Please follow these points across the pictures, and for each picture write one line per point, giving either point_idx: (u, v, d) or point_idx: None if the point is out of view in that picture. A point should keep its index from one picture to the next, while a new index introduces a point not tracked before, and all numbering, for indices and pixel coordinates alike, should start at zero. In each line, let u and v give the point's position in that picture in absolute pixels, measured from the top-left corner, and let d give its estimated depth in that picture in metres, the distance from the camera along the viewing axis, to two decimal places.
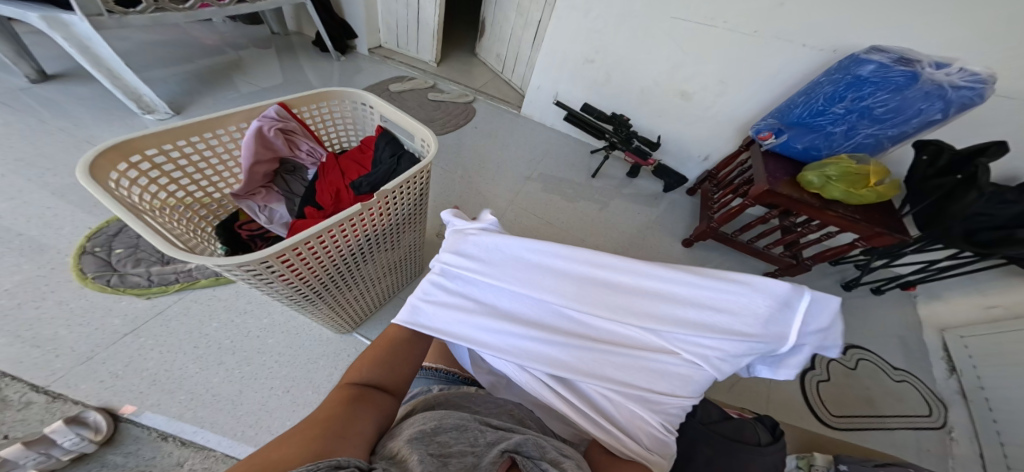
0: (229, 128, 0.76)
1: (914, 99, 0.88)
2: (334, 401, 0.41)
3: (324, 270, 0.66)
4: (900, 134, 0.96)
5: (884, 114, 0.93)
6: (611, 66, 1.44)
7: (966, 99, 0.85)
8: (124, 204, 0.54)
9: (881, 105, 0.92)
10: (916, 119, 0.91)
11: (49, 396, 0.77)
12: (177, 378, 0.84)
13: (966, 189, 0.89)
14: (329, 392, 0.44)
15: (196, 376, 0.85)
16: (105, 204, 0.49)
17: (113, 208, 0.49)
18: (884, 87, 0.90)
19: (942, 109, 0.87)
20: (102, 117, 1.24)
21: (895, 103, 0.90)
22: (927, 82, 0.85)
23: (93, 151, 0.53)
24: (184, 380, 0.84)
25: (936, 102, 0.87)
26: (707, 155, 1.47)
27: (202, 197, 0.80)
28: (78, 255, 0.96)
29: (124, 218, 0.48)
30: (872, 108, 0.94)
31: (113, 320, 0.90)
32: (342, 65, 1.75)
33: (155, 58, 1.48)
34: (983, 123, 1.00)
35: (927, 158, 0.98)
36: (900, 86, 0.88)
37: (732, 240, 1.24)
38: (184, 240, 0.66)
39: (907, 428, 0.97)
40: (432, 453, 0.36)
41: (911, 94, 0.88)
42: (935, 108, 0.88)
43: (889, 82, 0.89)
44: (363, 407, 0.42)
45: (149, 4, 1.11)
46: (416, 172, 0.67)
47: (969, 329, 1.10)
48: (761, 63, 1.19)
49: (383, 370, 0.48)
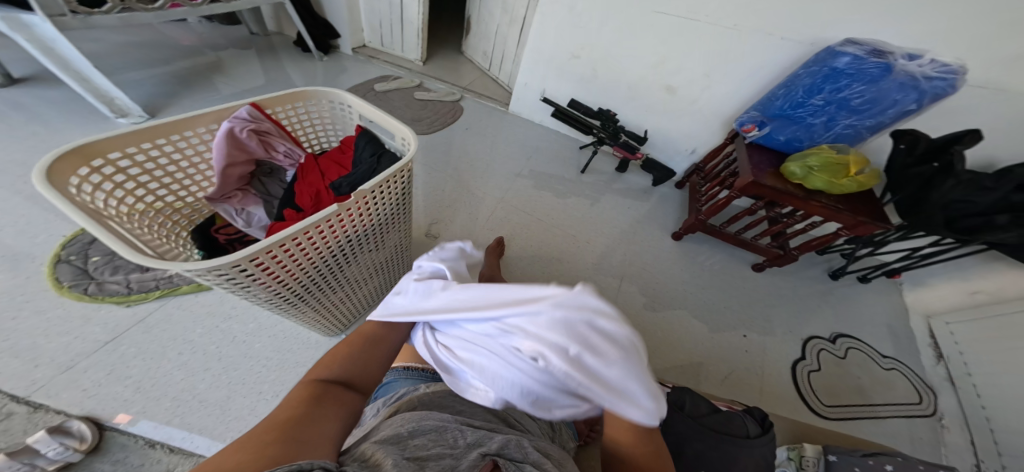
0: (198, 130, 0.74)
1: (889, 90, 0.89)
2: (297, 401, 0.38)
3: (303, 273, 0.64)
4: (878, 124, 0.97)
5: (861, 105, 0.94)
6: (597, 62, 1.43)
7: (939, 89, 0.86)
8: (85, 210, 0.52)
9: (858, 96, 0.93)
10: (893, 109, 0.92)
11: (30, 407, 0.75)
12: (161, 386, 0.82)
13: (944, 177, 0.92)
14: (292, 389, 0.40)
15: (181, 383, 0.83)
16: (65, 211, 0.47)
17: (71, 213, 0.47)
18: (860, 78, 0.91)
19: (916, 99, 0.89)
20: (75, 120, 1.20)
21: (871, 94, 0.92)
22: (901, 73, 0.87)
23: (49, 156, 0.51)
24: (169, 387, 0.82)
25: (911, 93, 0.88)
26: (694, 149, 1.48)
27: (174, 201, 0.78)
28: (53, 264, 0.93)
29: (87, 226, 0.47)
30: (850, 99, 0.94)
31: (92, 329, 0.87)
32: (325, 65, 1.73)
33: (130, 61, 1.45)
34: (959, 112, 1.01)
35: (904, 148, 1.00)
36: (875, 78, 0.90)
37: (720, 232, 1.24)
38: (154, 246, 0.64)
39: (898, 416, 0.98)
40: (408, 456, 0.35)
41: (886, 85, 0.89)
42: (910, 99, 0.89)
43: (864, 74, 0.91)
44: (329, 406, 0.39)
45: (115, 4, 1.07)
46: (394, 171, 0.65)
47: (955, 315, 1.11)
48: (743, 56, 1.19)
49: (350, 367, 0.46)
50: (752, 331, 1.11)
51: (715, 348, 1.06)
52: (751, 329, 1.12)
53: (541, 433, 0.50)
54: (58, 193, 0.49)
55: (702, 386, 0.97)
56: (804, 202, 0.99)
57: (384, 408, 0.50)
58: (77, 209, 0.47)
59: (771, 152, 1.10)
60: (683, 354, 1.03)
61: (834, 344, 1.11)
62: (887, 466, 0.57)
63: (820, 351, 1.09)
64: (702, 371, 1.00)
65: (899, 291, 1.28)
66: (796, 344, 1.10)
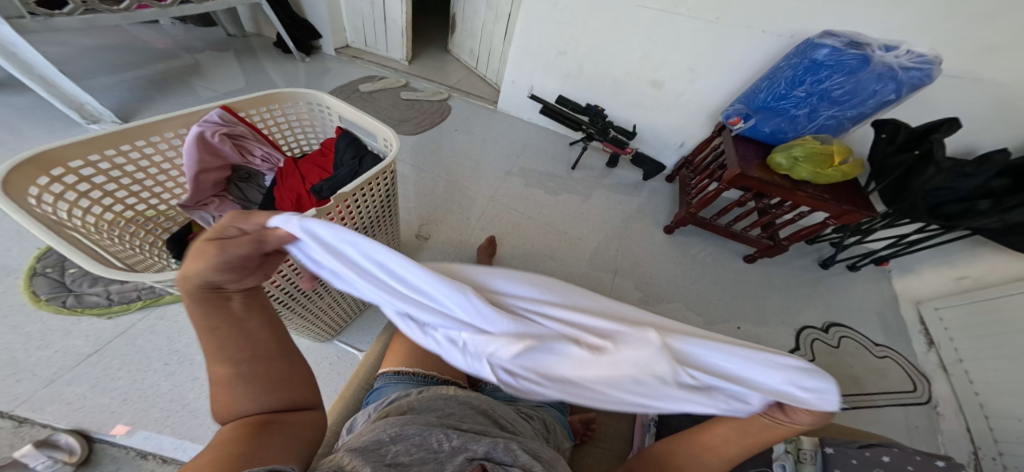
0: (165, 135, 0.71)
1: (867, 81, 0.89)
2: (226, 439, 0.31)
3: (285, 281, 0.62)
4: (859, 114, 0.97)
5: (841, 96, 0.94)
6: (582, 58, 1.42)
7: (916, 79, 0.87)
8: (44, 222, 0.49)
9: (839, 87, 0.93)
10: (872, 100, 0.92)
11: (15, 421, 0.72)
12: (149, 396, 0.79)
13: (925, 164, 0.91)
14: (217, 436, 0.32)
15: (170, 393, 0.80)
16: (23, 224, 0.45)
17: (28, 225, 0.44)
18: (839, 70, 0.91)
19: (895, 90, 0.89)
20: (43, 127, 1.15)
21: (851, 86, 0.91)
22: (879, 64, 0.87)
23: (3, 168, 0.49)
24: (157, 398, 0.79)
25: (889, 83, 0.88)
26: (682, 142, 1.47)
27: (146, 210, 0.75)
28: (29, 278, 0.89)
29: (49, 241, 0.44)
30: (830, 91, 0.94)
31: (74, 342, 0.83)
32: (308, 66, 1.69)
33: (104, 65, 1.40)
34: (939, 101, 1.03)
35: (886, 137, 0.99)
36: (854, 69, 0.89)
37: (710, 224, 1.24)
38: (123, 257, 0.61)
39: (893, 404, 0.98)
40: (388, 463, 0.33)
41: (864, 76, 0.89)
42: (889, 89, 0.89)
43: (843, 65, 0.90)
44: (273, 437, 0.32)
45: (78, 5, 1.03)
46: (376, 172, 0.63)
47: (943, 301, 1.12)
48: (726, 50, 1.18)
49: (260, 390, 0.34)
50: (747, 322, 1.11)
51: None
52: (745, 320, 1.12)
53: (537, 435, 0.49)
54: (14, 204, 0.46)
55: None
56: (790, 193, 0.99)
57: (375, 412, 0.48)
58: (35, 221, 0.45)
59: (757, 144, 1.11)
60: None
61: (827, 334, 1.11)
62: (884, 457, 0.57)
63: (814, 341, 1.09)
64: None
65: (888, 278, 1.29)
66: (790, 334, 1.10)
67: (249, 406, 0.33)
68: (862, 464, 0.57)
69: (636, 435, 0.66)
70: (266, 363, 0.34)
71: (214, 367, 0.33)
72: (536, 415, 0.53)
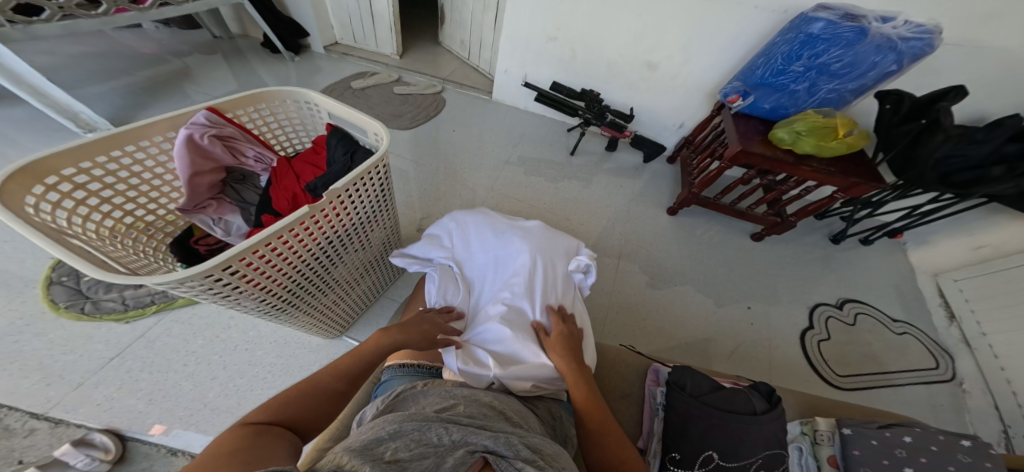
0: (154, 139, 0.69)
1: (866, 53, 0.86)
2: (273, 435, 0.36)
3: (291, 280, 0.60)
4: (860, 87, 0.93)
5: (841, 69, 0.90)
6: (575, 43, 1.37)
7: (916, 49, 0.83)
8: (44, 229, 0.47)
9: (837, 60, 0.89)
10: (873, 71, 0.88)
11: (51, 422, 0.73)
12: (173, 396, 0.79)
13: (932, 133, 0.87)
14: (253, 427, 0.36)
15: (192, 393, 0.80)
16: (24, 234, 0.42)
17: (29, 234, 0.42)
18: (836, 43, 0.87)
19: (896, 60, 0.85)
20: (42, 138, 1.15)
21: (850, 58, 0.88)
22: (877, 35, 0.83)
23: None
24: (181, 397, 0.79)
25: (889, 54, 0.84)
26: (681, 123, 1.44)
27: (145, 215, 0.74)
28: (46, 287, 0.88)
29: (42, 244, 0.42)
30: (829, 64, 0.90)
31: (96, 346, 0.83)
32: (298, 66, 1.67)
33: (98, 74, 1.40)
34: (945, 70, 0.98)
35: (890, 107, 0.94)
36: (851, 42, 0.86)
37: (714, 204, 1.20)
38: (127, 262, 0.59)
39: (917, 382, 0.96)
40: (385, 461, 0.31)
41: (862, 48, 0.85)
42: (889, 60, 0.85)
43: (840, 38, 0.86)
44: (284, 436, 0.37)
45: (54, 11, 1.00)
46: (368, 166, 0.61)
47: (961, 272, 1.09)
48: (721, 26, 1.14)
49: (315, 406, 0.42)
50: (757, 302, 1.09)
51: (724, 323, 1.04)
52: (756, 299, 1.10)
53: (540, 425, 0.47)
54: (15, 215, 0.45)
55: (713, 363, 0.96)
56: (794, 168, 0.95)
57: (382, 403, 0.45)
58: (33, 229, 0.43)
59: (758, 122, 1.05)
60: (689, 332, 1.01)
61: (842, 311, 1.08)
62: (905, 438, 0.54)
63: (829, 319, 1.06)
64: (710, 348, 0.99)
65: (903, 252, 1.25)
66: (804, 312, 1.08)
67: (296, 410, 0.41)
68: (882, 445, 0.54)
69: (644, 420, 0.63)
70: (345, 391, 0.46)
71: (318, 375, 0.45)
72: (541, 403, 0.53)
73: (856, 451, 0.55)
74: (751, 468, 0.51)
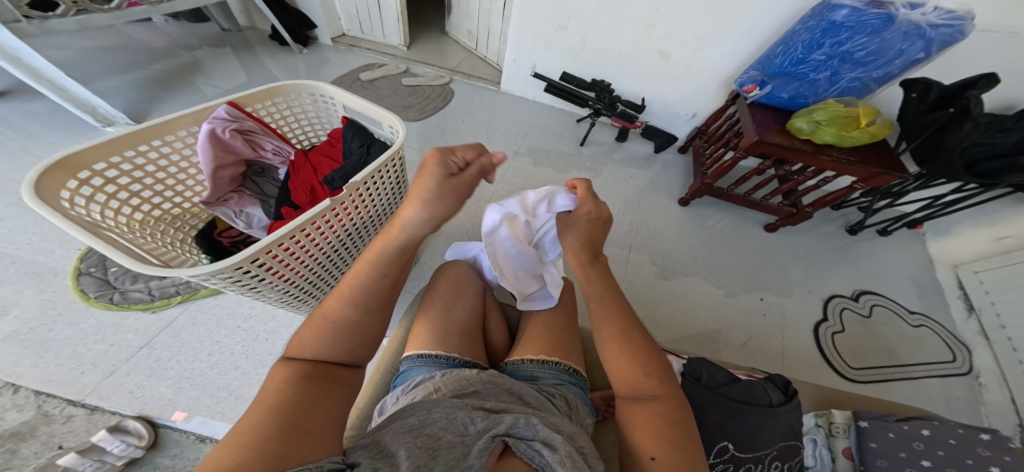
0: (179, 133, 0.70)
1: (892, 40, 0.83)
2: (300, 384, 0.35)
3: (312, 271, 0.61)
4: (886, 75, 0.91)
5: (864, 58, 0.87)
6: (586, 32, 1.34)
7: (946, 36, 0.80)
8: (82, 223, 0.48)
9: (861, 49, 0.86)
10: (899, 59, 0.86)
11: (87, 409, 0.76)
12: (199, 384, 0.81)
13: (960, 122, 0.84)
14: (273, 378, 0.36)
15: (217, 381, 0.82)
16: (64, 229, 0.43)
17: (71, 229, 0.43)
18: (860, 30, 0.84)
19: (924, 48, 0.82)
20: (59, 132, 1.17)
21: (875, 46, 0.85)
22: (904, 23, 0.80)
23: (33, 173, 0.47)
24: (207, 385, 0.81)
25: (916, 41, 0.82)
26: (694, 112, 1.41)
27: (172, 208, 0.75)
28: (75, 278, 0.91)
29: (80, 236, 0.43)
30: (852, 52, 0.87)
31: (126, 335, 0.86)
32: (307, 58, 1.67)
33: (111, 68, 1.42)
34: (974, 58, 0.95)
35: (916, 96, 0.91)
36: (876, 29, 0.83)
37: (727, 194, 1.18)
38: (159, 254, 0.61)
39: (932, 376, 0.95)
40: (419, 446, 0.32)
41: (889, 35, 0.83)
42: (917, 48, 0.83)
43: (865, 26, 0.83)
44: (326, 388, 0.37)
45: (69, 6, 1.01)
46: (386, 159, 0.60)
47: (983, 263, 1.06)
48: (739, 15, 1.11)
49: (343, 344, 0.41)
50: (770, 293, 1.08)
51: (735, 315, 1.03)
52: (769, 291, 1.09)
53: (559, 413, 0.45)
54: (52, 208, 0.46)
55: (721, 354, 0.96)
56: (815, 158, 0.93)
57: (404, 395, 0.46)
58: (73, 224, 0.44)
59: (775, 111, 1.03)
60: (700, 322, 1.01)
61: (858, 303, 1.07)
62: (924, 431, 0.54)
63: (844, 311, 1.05)
64: (721, 339, 0.99)
65: (922, 242, 1.22)
66: (819, 304, 1.06)
67: (325, 348, 0.40)
68: (901, 437, 0.54)
69: None
70: (374, 309, 0.43)
71: (334, 304, 0.42)
72: (557, 393, 0.49)
73: (873, 443, 0.55)
74: (766, 459, 0.51)
